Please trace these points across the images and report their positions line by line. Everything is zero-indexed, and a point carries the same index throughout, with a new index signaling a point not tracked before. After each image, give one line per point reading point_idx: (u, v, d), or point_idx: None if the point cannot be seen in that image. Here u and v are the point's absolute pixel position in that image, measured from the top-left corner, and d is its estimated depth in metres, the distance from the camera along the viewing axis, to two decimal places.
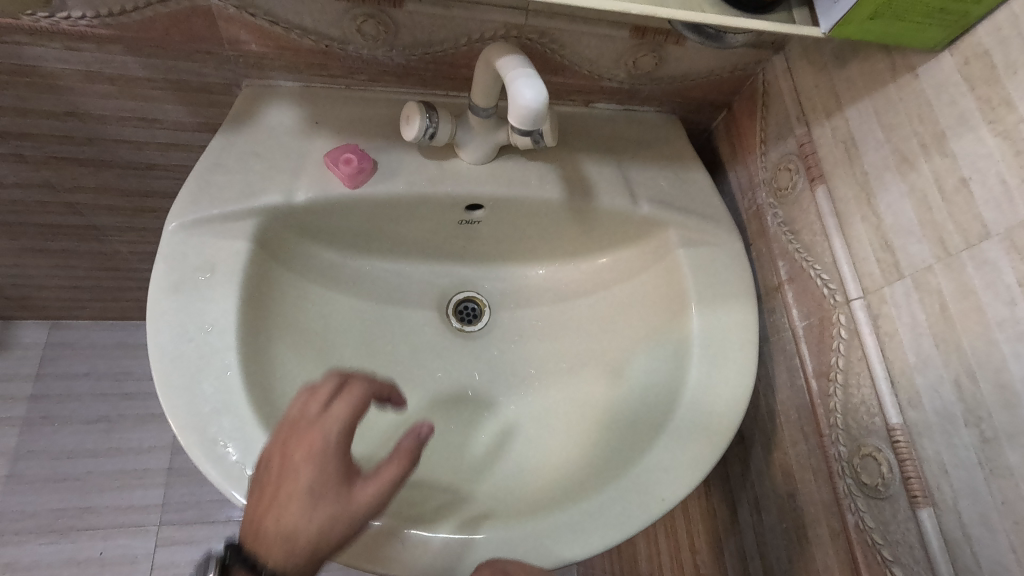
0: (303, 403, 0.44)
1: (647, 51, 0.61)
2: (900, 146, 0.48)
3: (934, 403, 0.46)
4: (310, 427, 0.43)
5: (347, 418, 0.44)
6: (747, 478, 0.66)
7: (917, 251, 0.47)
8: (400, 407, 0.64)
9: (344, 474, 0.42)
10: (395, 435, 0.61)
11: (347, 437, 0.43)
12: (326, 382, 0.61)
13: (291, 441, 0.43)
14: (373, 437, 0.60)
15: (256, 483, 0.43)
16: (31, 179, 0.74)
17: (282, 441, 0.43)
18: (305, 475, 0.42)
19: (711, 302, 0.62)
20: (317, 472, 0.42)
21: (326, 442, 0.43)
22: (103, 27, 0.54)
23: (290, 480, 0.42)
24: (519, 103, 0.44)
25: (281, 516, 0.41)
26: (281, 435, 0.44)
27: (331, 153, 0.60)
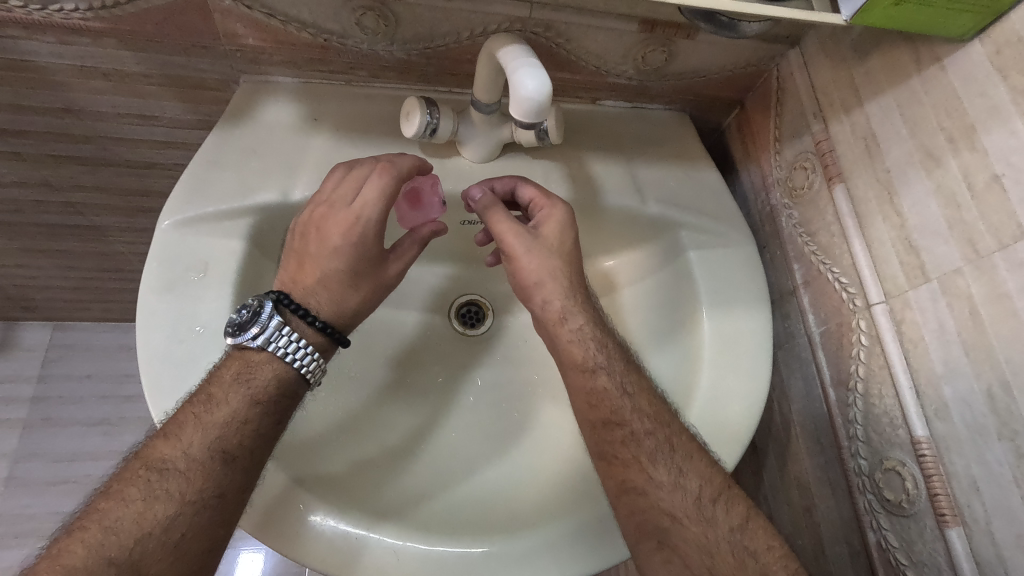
0: (326, 216, 0.51)
1: (657, 45, 0.58)
2: (925, 141, 0.46)
3: (964, 414, 0.43)
4: (342, 229, 0.51)
5: (357, 225, 0.51)
6: (760, 490, 0.64)
7: (944, 252, 0.44)
8: (419, 418, 0.62)
9: (367, 267, 0.53)
10: (414, 447, 0.59)
11: (377, 220, 0.52)
12: (347, 402, 0.59)
13: (324, 244, 0.52)
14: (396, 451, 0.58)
15: (286, 279, 0.53)
16: (30, 177, 0.73)
17: (311, 247, 0.52)
18: (328, 275, 0.52)
19: (722, 306, 0.59)
20: (345, 265, 0.52)
21: (347, 238, 0.51)
22: (96, 20, 0.52)
23: (320, 284, 0.52)
24: (521, 94, 0.41)
25: (309, 294, 0.52)
26: (308, 214, 0.52)
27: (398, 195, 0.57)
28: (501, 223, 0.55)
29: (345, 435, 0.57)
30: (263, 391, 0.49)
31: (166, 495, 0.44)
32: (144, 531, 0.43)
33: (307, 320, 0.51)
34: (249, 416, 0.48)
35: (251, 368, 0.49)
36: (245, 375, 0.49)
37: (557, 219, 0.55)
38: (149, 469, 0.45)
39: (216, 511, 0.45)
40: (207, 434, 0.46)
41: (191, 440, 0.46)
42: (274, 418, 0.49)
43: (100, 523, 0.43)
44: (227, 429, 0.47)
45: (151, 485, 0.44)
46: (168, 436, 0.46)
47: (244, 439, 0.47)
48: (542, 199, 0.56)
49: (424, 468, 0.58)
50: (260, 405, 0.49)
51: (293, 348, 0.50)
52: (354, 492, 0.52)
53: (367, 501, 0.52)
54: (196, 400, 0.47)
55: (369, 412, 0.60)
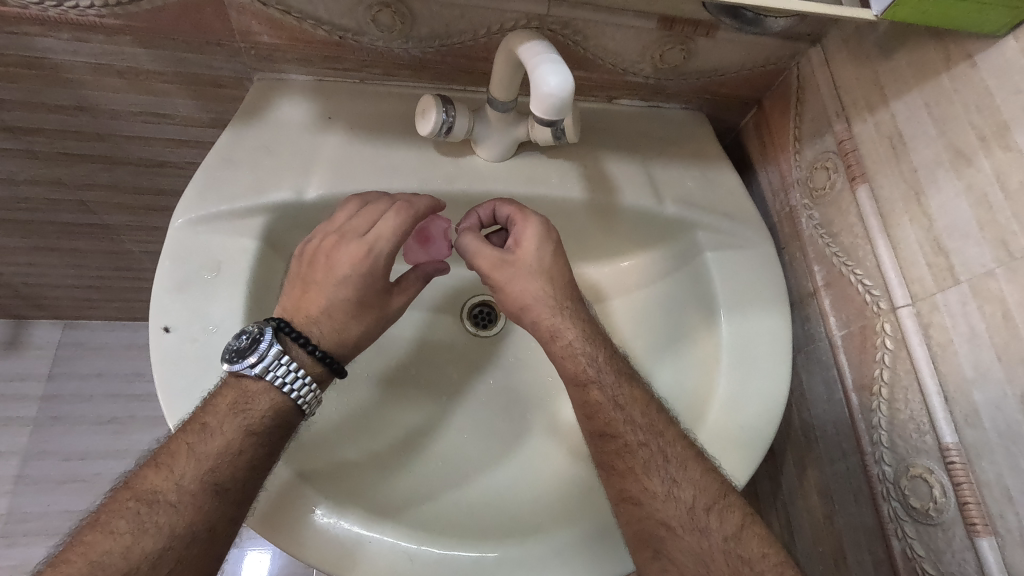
0: (336, 245, 0.51)
1: (675, 43, 0.58)
2: (955, 139, 0.45)
3: (996, 421, 0.41)
4: (350, 260, 0.51)
5: (366, 257, 0.51)
6: (778, 495, 0.63)
7: (974, 253, 0.43)
8: (434, 418, 0.61)
9: (374, 296, 0.53)
10: (425, 448, 0.58)
11: (386, 257, 0.52)
12: (362, 403, 0.59)
13: (331, 274, 0.51)
14: (407, 452, 0.57)
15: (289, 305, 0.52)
16: (43, 175, 0.73)
17: (319, 278, 0.51)
18: (334, 304, 0.51)
19: (740, 309, 0.58)
20: (353, 294, 0.51)
21: (356, 269, 0.51)
22: (112, 17, 0.52)
23: (325, 312, 0.51)
24: (543, 91, 0.41)
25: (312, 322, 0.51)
26: (318, 241, 0.52)
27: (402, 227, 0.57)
28: (481, 258, 0.54)
29: (362, 437, 0.57)
30: (261, 422, 0.48)
31: (155, 528, 0.43)
32: (130, 565, 0.42)
33: (307, 350, 0.50)
34: (245, 446, 0.47)
35: (248, 397, 0.48)
36: (241, 405, 0.47)
37: (533, 244, 0.54)
38: (138, 501, 0.44)
39: (205, 546, 0.45)
40: (199, 467, 0.45)
41: (184, 472, 0.45)
42: (269, 449, 0.48)
43: (86, 556, 0.42)
44: (220, 462, 0.46)
45: (139, 518, 0.43)
46: (163, 468, 0.45)
47: (238, 472, 0.46)
48: (519, 222, 0.54)
49: (435, 472, 0.57)
50: (255, 435, 0.47)
51: (290, 376, 0.49)
52: (364, 494, 0.52)
53: (380, 504, 0.51)
54: (189, 431, 0.46)
55: (386, 413, 0.59)
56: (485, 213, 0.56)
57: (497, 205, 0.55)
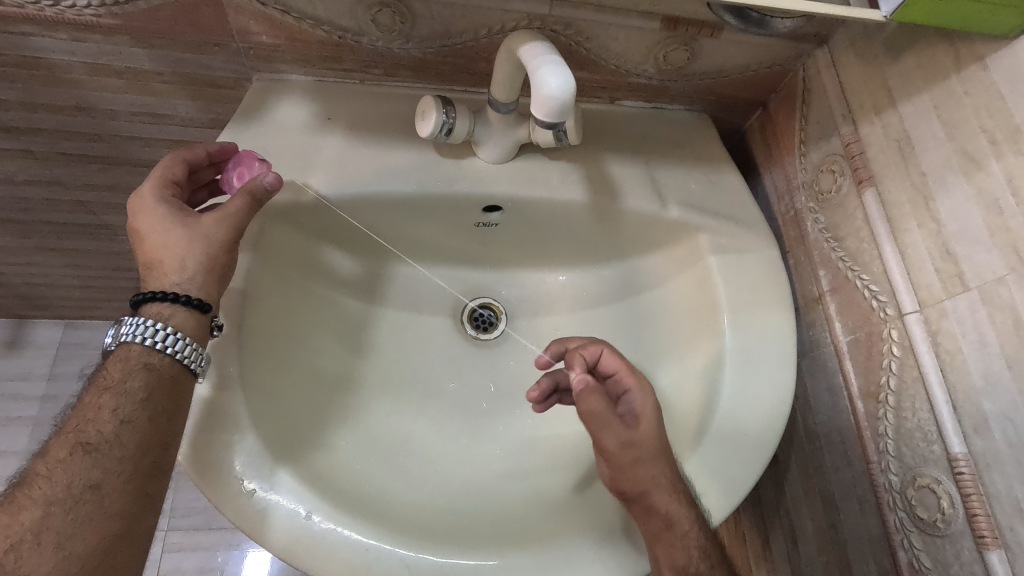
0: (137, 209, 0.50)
1: (679, 44, 0.57)
2: (965, 144, 0.44)
3: (1006, 431, 0.40)
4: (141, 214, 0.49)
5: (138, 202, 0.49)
6: (781, 504, 0.62)
7: (984, 260, 0.42)
8: (371, 399, 0.60)
9: (169, 222, 0.48)
10: (382, 439, 0.57)
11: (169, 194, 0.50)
12: (341, 396, 0.58)
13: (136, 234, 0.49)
14: (343, 429, 0.56)
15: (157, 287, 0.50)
16: (41, 175, 0.73)
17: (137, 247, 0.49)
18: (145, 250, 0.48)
19: (746, 315, 0.57)
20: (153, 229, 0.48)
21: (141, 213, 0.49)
22: (109, 16, 0.51)
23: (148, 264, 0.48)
24: (544, 92, 0.40)
25: (166, 279, 0.48)
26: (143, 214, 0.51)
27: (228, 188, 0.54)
28: (598, 409, 0.48)
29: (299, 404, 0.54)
30: (119, 376, 0.45)
31: (33, 502, 0.40)
32: (16, 542, 0.38)
33: (153, 299, 0.47)
34: (106, 402, 0.43)
35: (102, 370, 0.45)
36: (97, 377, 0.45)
37: (648, 402, 0.51)
38: (17, 485, 0.41)
39: (92, 507, 0.41)
40: (63, 436, 0.42)
41: (53, 445, 0.42)
42: (132, 397, 0.44)
43: None
44: (82, 423, 0.43)
45: (19, 497, 0.40)
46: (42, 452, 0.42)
47: (102, 426, 0.43)
48: (629, 376, 0.53)
49: (419, 478, 0.56)
50: (111, 390, 0.44)
51: (135, 329, 0.46)
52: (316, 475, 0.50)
53: (374, 509, 0.50)
54: (66, 415, 0.44)
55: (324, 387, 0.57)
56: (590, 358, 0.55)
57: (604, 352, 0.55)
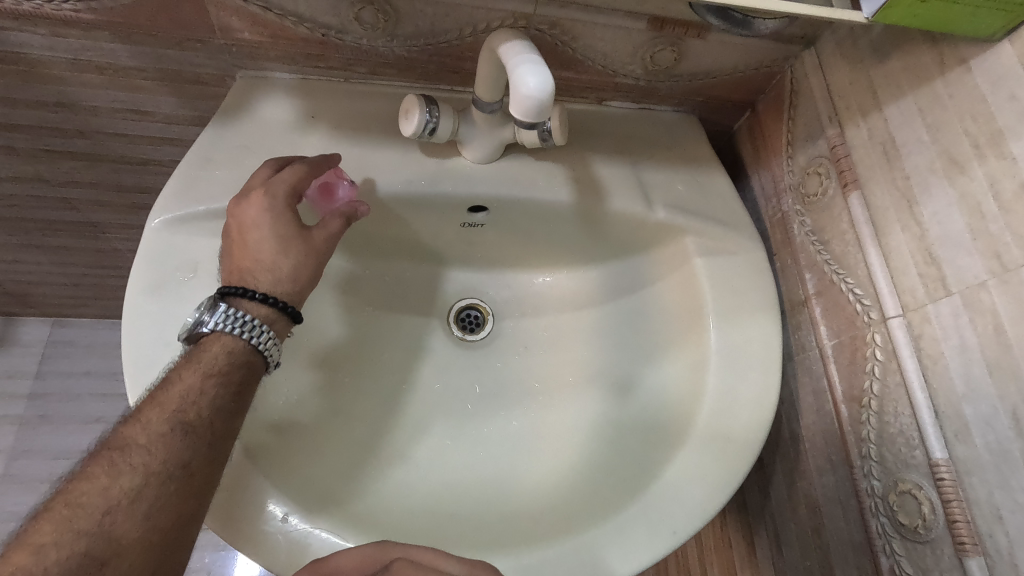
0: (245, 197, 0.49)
1: (666, 45, 0.56)
2: (949, 147, 0.43)
3: (986, 438, 0.40)
4: (258, 212, 0.48)
5: (263, 197, 0.49)
6: (766, 508, 0.62)
7: (967, 264, 0.42)
8: (368, 411, 0.60)
9: (291, 231, 0.49)
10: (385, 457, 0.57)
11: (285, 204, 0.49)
12: (348, 418, 0.58)
13: (246, 229, 0.48)
14: (338, 443, 0.56)
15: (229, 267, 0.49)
16: (25, 172, 0.72)
17: (238, 238, 0.49)
18: (258, 243, 0.48)
19: (732, 317, 0.57)
20: (274, 232, 0.48)
21: (264, 211, 0.48)
22: (88, 12, 0.51)
23: (255, 258, 0.48)
24: (522, 92, 0.39)
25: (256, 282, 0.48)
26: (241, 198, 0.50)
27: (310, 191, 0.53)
28: None
29: (288, 408, 0.54)
30: (217, 362, 0.45)
31: (127, 469, 0.39)
32: (109, 505, 0.38)
33: (249, 297, 0.47)
34: (206, 386, 0.44)
35: (199, 351, 0.45)
36: (194, 356, 0.45)
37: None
38: (107, 448, 0.40)
39: (181, 486, 0.40)
40: (161, 408, 0.42)
41: (150, 415, 0.41)
42: (231, 388, 0.45)
43: (65, 503, 0.37)
44: (182, 401, 0.42)
45: (112, 462, 0.39)
46: (131, 419, 0.42)
47: (203, 408, 0.43)
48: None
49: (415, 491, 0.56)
50: (214, 376, 0.44)
51: (245, 324, 0.46)
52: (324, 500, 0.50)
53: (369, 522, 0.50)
54: (154, 387, 0.43)
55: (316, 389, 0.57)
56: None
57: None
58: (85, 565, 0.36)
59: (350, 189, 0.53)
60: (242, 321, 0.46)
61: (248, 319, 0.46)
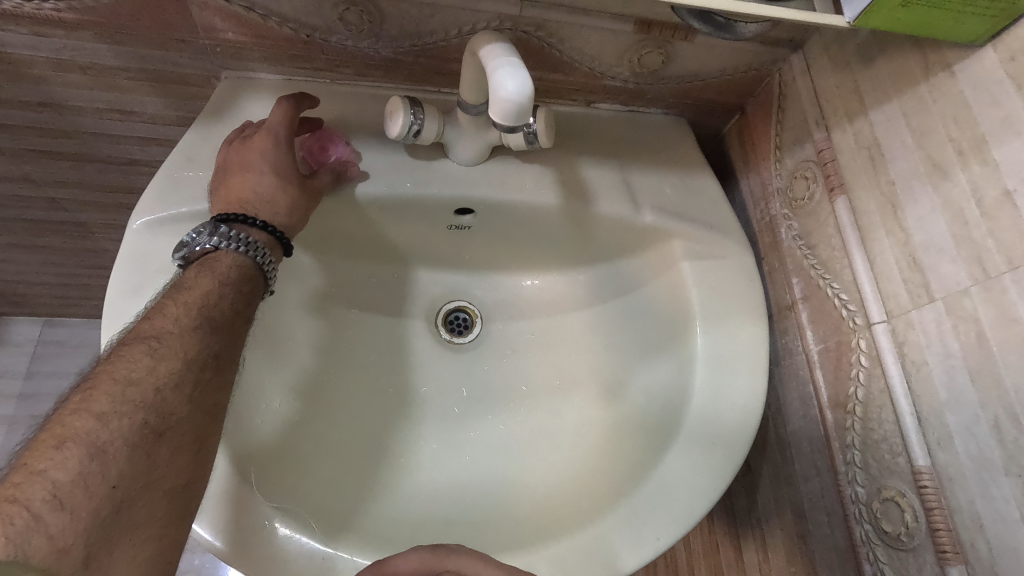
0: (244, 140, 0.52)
1: (653, 47, 0.56)
2: (933, 153, 0.43)
3: (968, 446, 0.40)
4: (257, 146, 0.51)
5: (266, 136, 0.52)
6: (753, 513, 0.61)
7: (950, 271, 0.41)
8: (352, 415, 0.59)
9: (290, 169, 0.52)
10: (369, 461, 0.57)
11: (288, 136, 0.53)
12: (331, 421, 0.58)
13: (242, 163, 0.51)
14: (322, 448, 0.55)
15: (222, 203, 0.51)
16: (11, 172, 0.71)
17: (232, 171, 0.51)
18: (257, 176, 0.51)
19: (718, 322, 0.57)
20: (272, 168, 0.51)
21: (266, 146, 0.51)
22: (70, 11, 0.50)
23: (252, 192, 0.51)
24: (500, 96, 0.39)
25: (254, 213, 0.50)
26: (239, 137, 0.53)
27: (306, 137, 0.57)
28: None
29: (268, 410, 0.54)
30: (229, 272, 0.47)
31: (167, 353, 0.40)
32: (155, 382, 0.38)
33: (250, 223, 0.49)
34: (223, 292, 0.46)
35: (211, 262, 0.47)
36: (207, 264, 0.46)
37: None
38: (140, 337, 0.40)
39: (215, 375, 0.42)
40: (188, 305, 0.43)
41: (172, 309, 0.42)
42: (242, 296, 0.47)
43: (110, 377, 0.37)
44: (204, 301, 0.44)
45: (146, 346, 0.40)
46: (149, 316, 0.42)
47: (224, 308, 0.45)
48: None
49: (400, 497, 0.56)
50: (230, 284, 0.46)
51: (252, 243, 0.48)
52: (308, 508, 0.50)
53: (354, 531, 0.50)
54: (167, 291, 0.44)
55: (295, 390, 0.57)
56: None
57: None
58: (144, 435, 0.37)
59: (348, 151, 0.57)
60: (248, 241, 0.48)
61: (245, 238, 0.48)
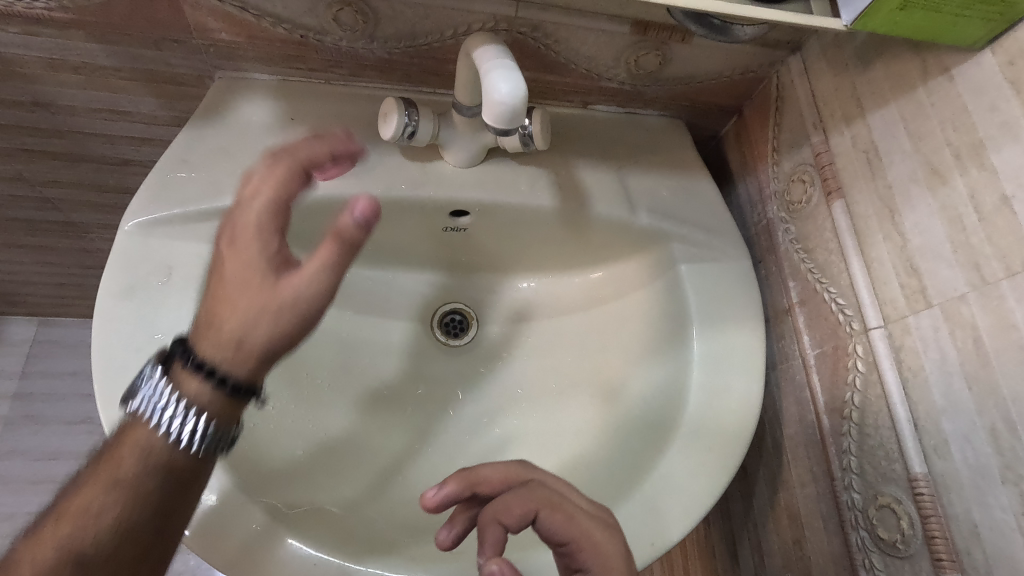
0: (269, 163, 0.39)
1: (650, 49, 0.56)
2: (930, 157, 0.43)
3: (965, 453, 0.40)
4: (235, 242, 0.37)
5: (280, 177, 0.38)
6: (749, 517, 0.61)
7: (947, 276, 0.41)
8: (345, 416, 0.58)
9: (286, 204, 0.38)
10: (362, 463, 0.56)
11: (302, 173, 0.40)
12: (324, 423, 0.57)
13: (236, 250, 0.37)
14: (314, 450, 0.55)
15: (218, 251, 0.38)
16: (4, 171, 0.71)
17: (235, 224, 0.38)
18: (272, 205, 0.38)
19: (715, 326, 0.56)
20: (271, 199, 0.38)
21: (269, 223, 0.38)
22: (62, 11, 0.50)
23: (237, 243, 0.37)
24: (494, 98, 0.39)
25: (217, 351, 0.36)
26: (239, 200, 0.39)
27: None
28: None
29: (259, 412, 0.53)
30: (133, 467, 0.35)
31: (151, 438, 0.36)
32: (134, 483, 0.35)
33: (187, 361, 0.37)
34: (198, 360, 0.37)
35: (132, 444, 0.36)
36: (131, 440, 0.36)
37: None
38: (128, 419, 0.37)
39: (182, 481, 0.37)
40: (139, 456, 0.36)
41: (105, 472, 0.35)
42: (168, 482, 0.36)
43: (114, 457, 0.36)
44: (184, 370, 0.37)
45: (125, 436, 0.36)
46: (78, 484, 0.35)
47: (196, 386, 0.36)
48: (586, 539, 0.40)
49: (394, 499, 0.55)
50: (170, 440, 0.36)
51: (173, 419, 0.36)
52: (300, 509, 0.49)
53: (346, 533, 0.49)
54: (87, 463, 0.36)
55: (286, 391, 0.56)
56: (512, 522, 0.41)
57: (536, 513, 0.41)
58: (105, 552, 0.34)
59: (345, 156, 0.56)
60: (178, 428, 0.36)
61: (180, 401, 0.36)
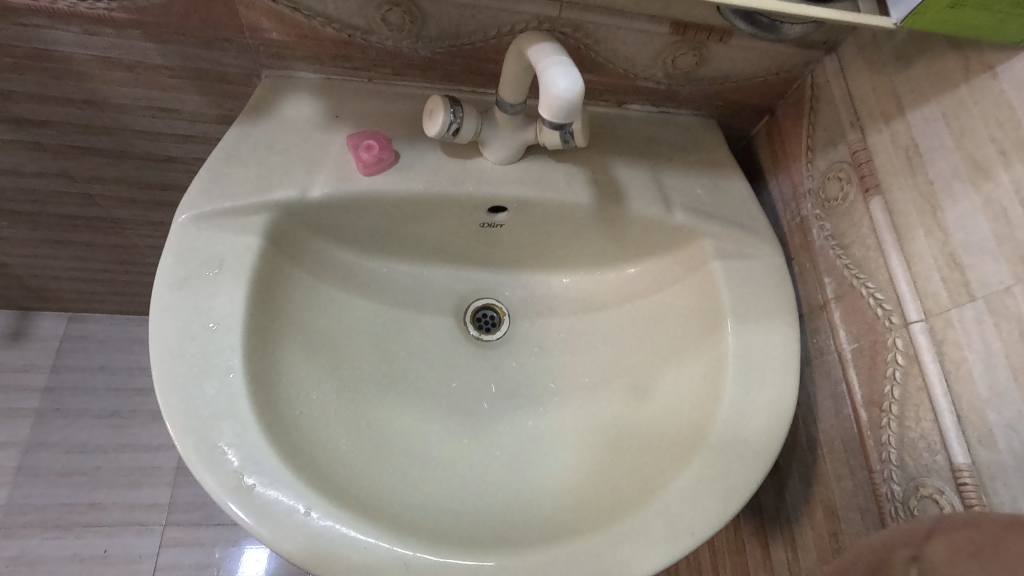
0: None
1: (688, 49, 0.57)
2: (973, 153, 0.44)
3: (1011, 443, 0.40)
4: None
5: None
6: (780, 512, 0.61)
7: (991, 269, 0.42)
8: (383, 407, 0.60)
9: None
10: (401, 452, 0.57)
11: None
12: (364, 412, 0.58)
13: None
14: (355, 438, 0.56)
15: None
16: (50, 167, 0.73)
17: None
18: None
19: (751, 321, 0.57)
20: None
21: None
22: (122, 10, 0.52)
23: None
24: (551, 92, 0.40)
25: None
26: None
27: (354, 136, 0.58)
28: None
29: (303, 401, 0.54)
30: None
31: None
32: None
33: None
34: None
35: None
36: None
37: None
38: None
39: None
40: None
41: None
42: None
43: None
44: None
45: None
46: None
47: None
48: None
49: (433, 486, 0.56)
50: None
51: None
52: (347, 492, 0.50)
53: (390, 516, 0.50)
54: None
55: (327, 380, 0.57)
56: None
57: None
58: None
59: (388, 155, 0.57)
60: None
61: None
